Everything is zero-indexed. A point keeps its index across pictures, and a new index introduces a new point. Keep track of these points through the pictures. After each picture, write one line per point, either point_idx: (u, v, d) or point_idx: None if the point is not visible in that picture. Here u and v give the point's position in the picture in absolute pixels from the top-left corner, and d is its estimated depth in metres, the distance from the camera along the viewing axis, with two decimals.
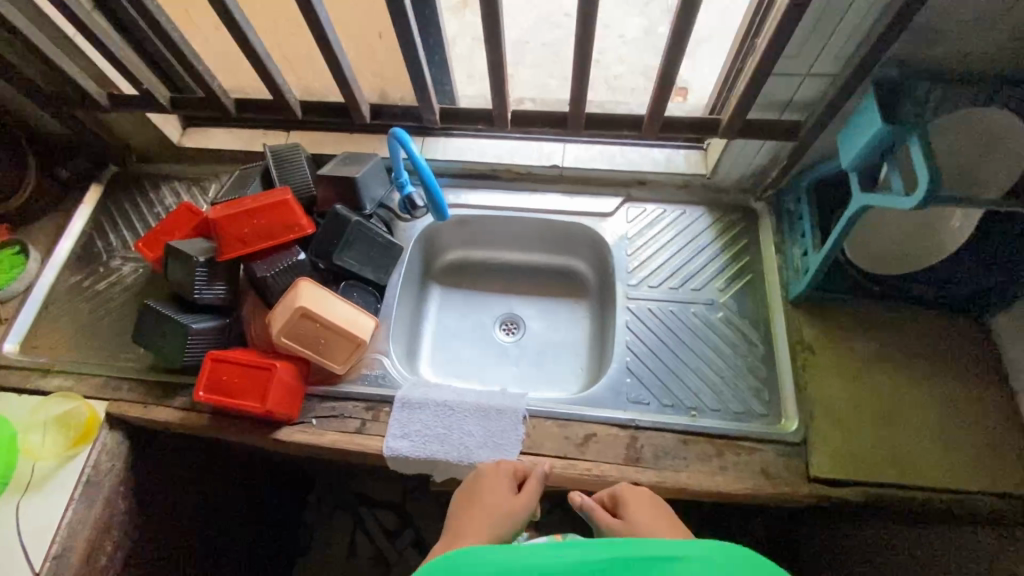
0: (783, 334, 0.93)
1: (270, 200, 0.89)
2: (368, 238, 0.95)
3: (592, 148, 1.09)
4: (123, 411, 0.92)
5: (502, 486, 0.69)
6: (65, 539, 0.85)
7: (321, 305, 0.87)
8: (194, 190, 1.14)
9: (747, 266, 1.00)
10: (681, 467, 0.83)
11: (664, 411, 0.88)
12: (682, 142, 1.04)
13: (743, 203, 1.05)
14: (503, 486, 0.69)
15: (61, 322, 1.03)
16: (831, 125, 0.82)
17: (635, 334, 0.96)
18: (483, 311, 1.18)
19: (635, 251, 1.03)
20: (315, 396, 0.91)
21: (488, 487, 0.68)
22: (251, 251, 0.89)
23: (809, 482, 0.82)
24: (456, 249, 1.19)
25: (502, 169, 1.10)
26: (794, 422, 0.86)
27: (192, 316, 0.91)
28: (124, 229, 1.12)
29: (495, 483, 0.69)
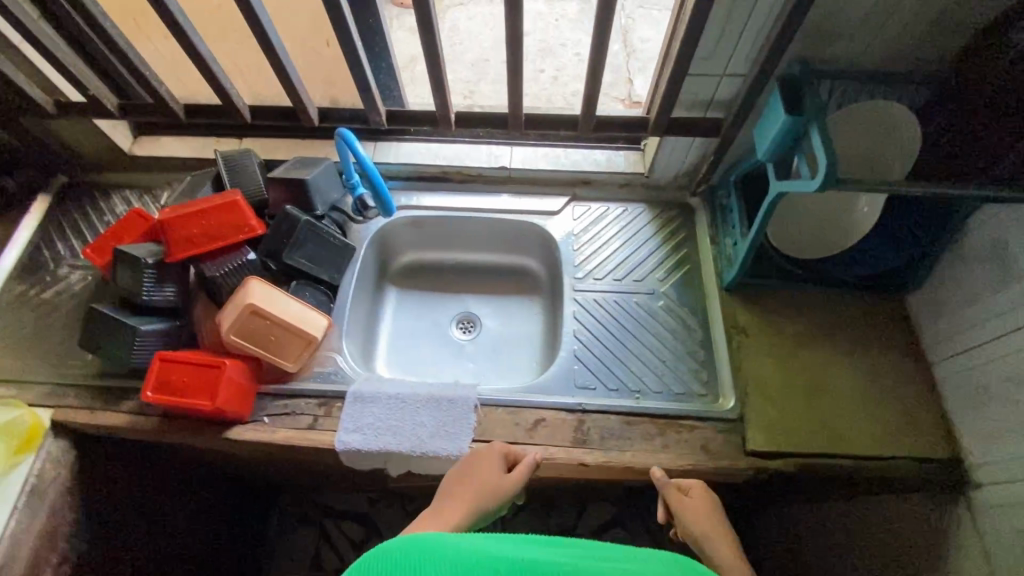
0: (719, 319, 0.98)
1: (220, 201, 0.90)
2: (319, 239, 0.97)
3: (538, 149, 1.14)
4: (69, 417, 0.91)
5: (494, 465, 0.75)
6: (7, 549, 0.84)
7: (272, 302, 0.89)
8: (146, 198, 1.15)
9: (686, 257, 1.06)
10: (624, 447, 0.87)
11: (609, 395, 0.92)
12: (621, 142, 1.10)
13: (681, 199, 1.12)
14: (496, 465, 0.76)
15: (5, 331, 1.01)
16: (749, 121, 0.89)
17: (581, 323, 1.00)
18: (439, 311, 1.20)
19: (581, 246, 1.08)
20: (268, 394, 0.92)
21: (479, 468, 0.74)
22: (201, 252, 0.90)
23: (745, 455, 0.87)
24: (411, 251, 1.22)
25: (453, 171, 1.13)
26: (730, 399, 0.91)
27: (140, 318, 0.91)
28: (73, 238, 1.11)
29: (489, 465, 0.75)
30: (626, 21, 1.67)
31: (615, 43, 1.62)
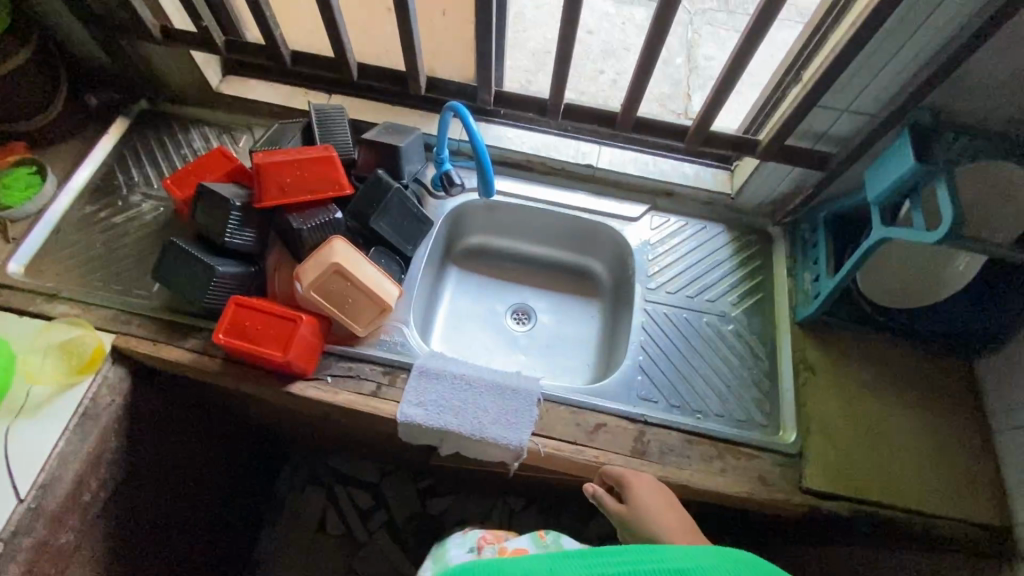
0: (788, 352, 0.98)
1: (315, 155, 0.90)
2: (403, 208, 0.97)
3: (627, 152, 1.13)
4: (132, 346, 0.90)
5: None
6: (54, 468, 0.82)
7: (353, 263, 0.88)
8: (225, 138, 1.13)
9: (759, 285, 1.05)
10: (683, 465, 0.86)
11: (671, 410, 0.91)
12: (713, 160, 1.09)
13: (761, 226, 1.11)
14: None
15: (72, 249, 1.00)
16: (862, 160, 0.88)
17: (648, 334, 0.99)
18: (496, 298, 1.20)
19: (656, 257, 1.07)
20: (333, 354, 0.91)
21: None
22: (289, 203, 0.89)
23: (801, 492, 0.87)
24: (478, 234, 1.21)
25: (537, 161, 1.12)
26: (792, 433, 0.91)
27: (218, 260, 0.90)
28: (148, 166, 1.09)
29: None
30: (692, 35, 1.50)
31: (680, 56, 1.48)
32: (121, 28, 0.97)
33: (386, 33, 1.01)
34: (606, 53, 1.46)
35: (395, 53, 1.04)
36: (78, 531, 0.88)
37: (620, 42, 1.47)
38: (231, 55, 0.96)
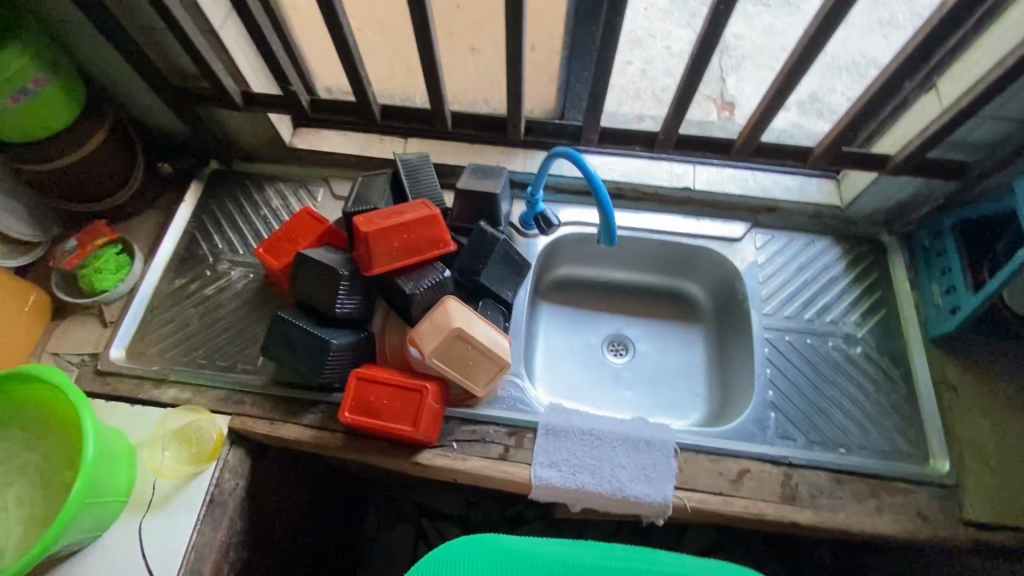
0: (926, 371, 0.92)
1: (420, 214, 0.86)
2: (507, 257, 0.92)
3: (723, 170, 1.07)
4: (248, 426, 0.88)
5: None
6: (194, 562, 0.81)
7: (472, 326, 0.84)
8: (302, 193, 1.09)
9: (881, 300, 0.99)
10: (837, 508, 0.82)
11: (813, 447, 0.87)
12: (818, 170, 1.03)
13: (872, 235, 1.05)
14: None
15: (169, 326, 0.98)
16: (1008, 169, 0.82)
17: (774, 366, 0.94)
18: (591, 330, 1.15)
19: (766, 279, 1.02)
20: (454, 418, 0.88)
21: None
22: (399, 267, 0.85)
23: (964, 526, 0.82)
24: (566, 266, 1.16)
25: (629, 189, 1.07)
26: (945, 462, 0.86)
27: (330, 331, 0.86)
28: (230, 231, 1.07)
29: None
30: None
31: None
32: (202, 98, 0.94)
33: (470, 74, 0.96)
34: (632, 41, 1.25)
35: (479, 92, 0.99)
36: None
37: (645, 28, 1.24)
38: (316, 116, 0.93)
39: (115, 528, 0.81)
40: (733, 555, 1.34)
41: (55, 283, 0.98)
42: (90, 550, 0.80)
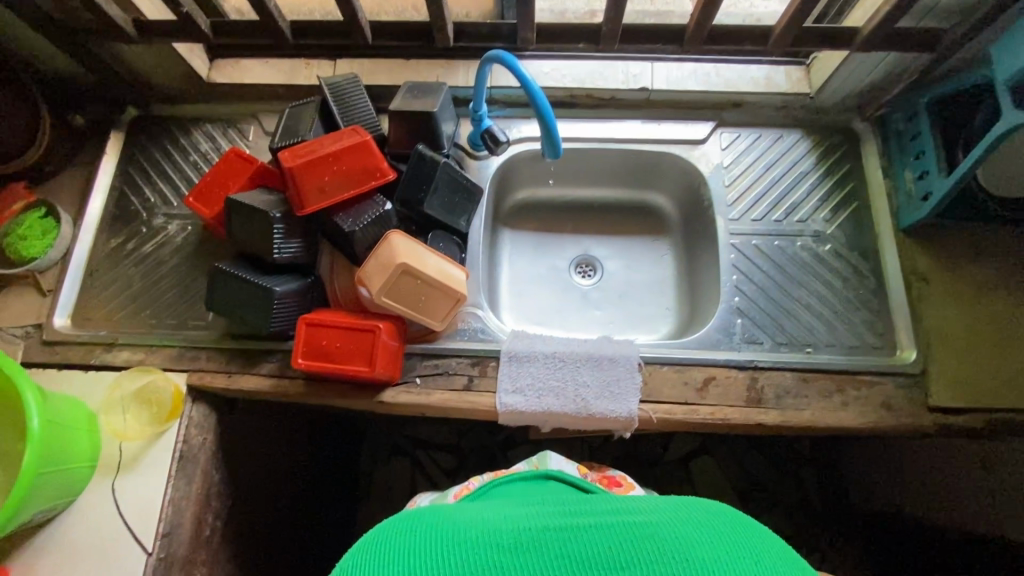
0: (896, 262, 0.89)
1: (349, 143, 0.79)
2: (452, 182, 0.86)
3: (683, 65, 0.98)
4: (207, 381, 0.86)
5: None
6: (172, 516, 0.82)
7: (418, 258, 0.79)
8: (232, 133, 1.01)
9: (852, 193, 0.95)
10: (803, 405, 0.82)
11: (780, 349, 0.86)
12: (785, 55, 0.95)
13: (844, 123, 0.98)
14: None
15: (111, 289, 0.93)
16: (987, 32, 0.74)
17: (741, 272, 0.91)
18: (556, 253, 1.11)
19: (733, 181, 0.96)
20: (416, 354, 0.86)
21: None
22: (334, 203, 0.80)
23: (929, 411, 0.82)
24: (525, 188, 1.10)
25: (583, 95, 0.98)
26: (912, 351, 0.85)
27: (273, 279, 0.82)
28: (161, 182, 0.99)
29: None
30: None
31: None
32: (93, 33, 0.84)
33: None
34: None
35: None
36: (209, 564, 0.90)
37: None
38: (222, 40, 0.84)
39: (87, 493, 0.82)
40: (719, 458, 1.38)
41: None
42: (66, 516, 0.81)
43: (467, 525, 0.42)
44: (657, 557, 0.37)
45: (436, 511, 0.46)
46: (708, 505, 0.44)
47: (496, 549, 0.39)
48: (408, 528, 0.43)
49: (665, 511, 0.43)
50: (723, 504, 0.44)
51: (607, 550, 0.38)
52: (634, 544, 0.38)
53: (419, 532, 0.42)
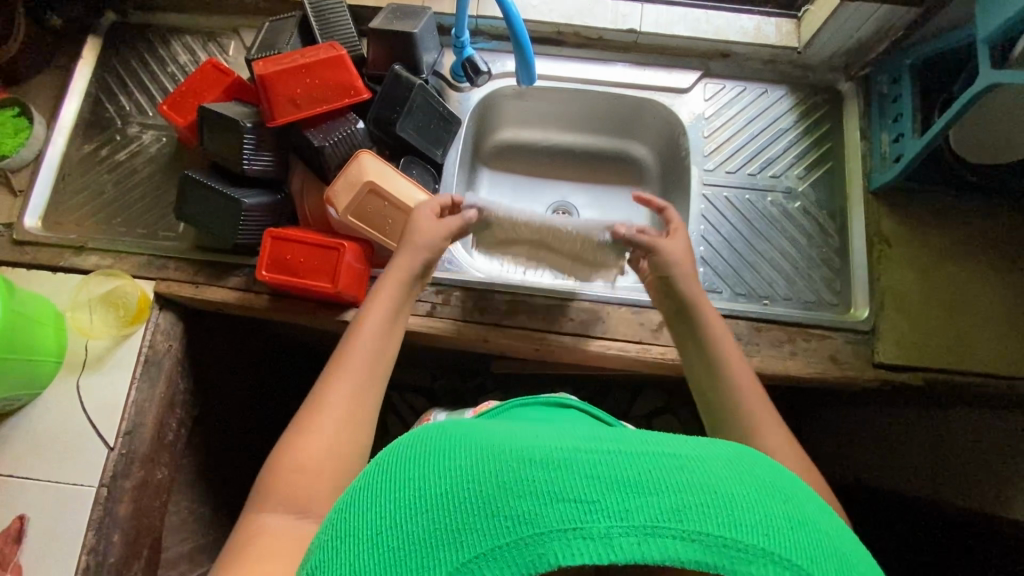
0: (861, 224, 0.91)
1: (323, 57, 0.78)
2: (428, 107, 0.86)
3: (673, 9, 0.96)
4: (174, 290, 0.87)
5: None
6: (135, 416, 0.84)
7: (387, 180, 0.80)
8: (212, 47, 0.99)
9: (828, 153, 0.95)
10: (752, 352, 0.84)
11: (737, 299, 0.88)
12: (776, 6, 0.93)
13: (829, 83, 0.98)
14: None
15: (83, 194, 0.94)
16: None
17: (709, 223, 0.92)
18: (534, 199, 1.11)
19: (712, 132, 0.96)
20: (381, 279, 0.88)
21: None
22: (305, 118, 0.79)
23: (873, 367, 0.85)
24: (507, 128, 1.09)
25: (570, 33, 0.97)
26: (865, 310, 0.87)
27: (242, 191, 0.83)
28: (136, 91, 0.98)
29: None
30: None
31: None
32: None
33: None
34: None
35: None
36: (171, 467, 0.93)
37: None
38: None
39: (53, 387, 0.84)
40: (681, 416, 1.41)
41: None
42: (31, 407, 0.83)
43: (488, 440, 0.40)
44: (686, 486, 0.36)
45: (459, 426, 0.44)
46: (749, 458, 0.41)
47: (511, 464, 0.37)
48: (427, 448, 0.42)
49: (697, 445, 0.40)
50: (755, 452, 0.43)
51: (632, 475, 0.36)
52: (665, 472, 0.36)
53: (438, 453, 0.41)
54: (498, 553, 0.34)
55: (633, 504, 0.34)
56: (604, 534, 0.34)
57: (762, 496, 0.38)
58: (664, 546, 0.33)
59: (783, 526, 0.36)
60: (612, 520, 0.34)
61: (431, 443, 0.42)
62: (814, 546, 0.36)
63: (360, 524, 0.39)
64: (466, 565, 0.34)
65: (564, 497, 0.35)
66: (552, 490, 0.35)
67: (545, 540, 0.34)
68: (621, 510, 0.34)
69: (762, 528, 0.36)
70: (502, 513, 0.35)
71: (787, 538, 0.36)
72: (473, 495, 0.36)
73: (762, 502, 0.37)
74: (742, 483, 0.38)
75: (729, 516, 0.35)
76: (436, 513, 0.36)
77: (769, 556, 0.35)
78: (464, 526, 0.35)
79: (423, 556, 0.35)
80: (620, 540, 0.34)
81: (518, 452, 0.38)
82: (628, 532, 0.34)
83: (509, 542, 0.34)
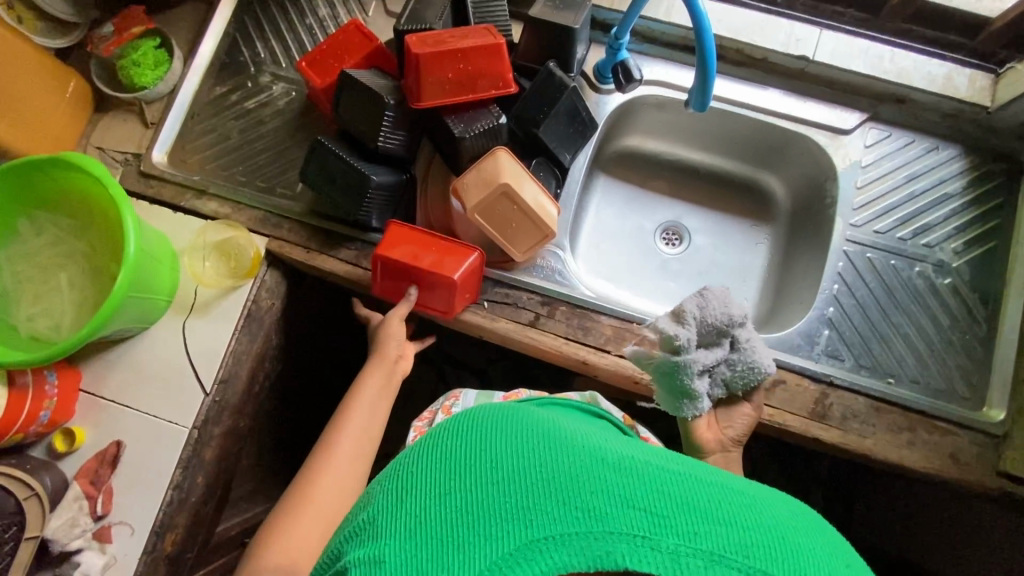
0: (1014, 317, 0.82)
1: (480, 42, 0.74)
2: (573, 111, 0.81)
3: (855, 41, 0.87)
4: (284, 251, 0.87)
5: None
6: (232, 366, 0.86)
7: (521, 184, 0.77)
8: (353, 5, 0.97)
9: (995, 230, 0.86)
10: (866, 433, 0.78)
11: (859, 371, 0.81)
12: (977, 55, 0.83)
13: (1013, 150, 0.87)
14: None
15: (210, 137, 0.94)
16: None
17: (844, 283, 0.85)
18: (646, 214, 1.05)
19: (868, 183, 0.88)
20: (489, 279, 0.85)
21: None
22: (449, 103, 0.76)
23: (995, 475, 0.77)
24: (634, 136, 1.03)
25: (733, 47, 0.89)
26: (1000, 412, 0.79)
27: (371, 167, 0.81)
28: (273, 39, 0.97)
29: None
30: None
31: None
32: None
33: None
34: None
35: None
36: (252, 416, 0.95)
37: None
38: None
39: (163, 325, 0.86)
40: None
41: (95, 72, 0.93)
42: (139, 339, 0.86)
43: (565, 436, 0.45)
44: (749, 525, 0.38)
45: (528, 418, 0.48)
46: (803, 506, 0.44)
47: (584, 465, 0.41)
48: (501, 429, 0.46)
49: (751, 487, 0.43)
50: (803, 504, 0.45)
51: (698, 499, 0.39)
52: (723, 505, 0.39)
53: (511, 437, 0.45)
54: (571, 541, 0.37)
55: (697, 530, 0.38)
56: (672, 550, 0.37)
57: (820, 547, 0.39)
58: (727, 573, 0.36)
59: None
60: (679, 538, 0.37)
61: (506, 425, 0.46)
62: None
63: (431, 483, 0.43)
64: (535, 543, 0.37)
65: (637, 504, 0.38)
66: (624, 496, 0.39)
67: (614, 539, 0.37)
68: (687, 532, 0.37)
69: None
70: (577, 504, 0.38)
71: None
72: (552, 485, 0.40)
73: (814, 550, 0.39)
74: (794, 526, 0.40)
75: (780, 556, 0.37)
76: (515, 493, 0.40)
77: None
78: (541, 509, 0.39)
79: (496, 527, 0.38)
80: (686, 559, 0.36)
81: (590, 457, 0.42)
82: (690, 555, 0.36)
83: (582, 533, 0.37)
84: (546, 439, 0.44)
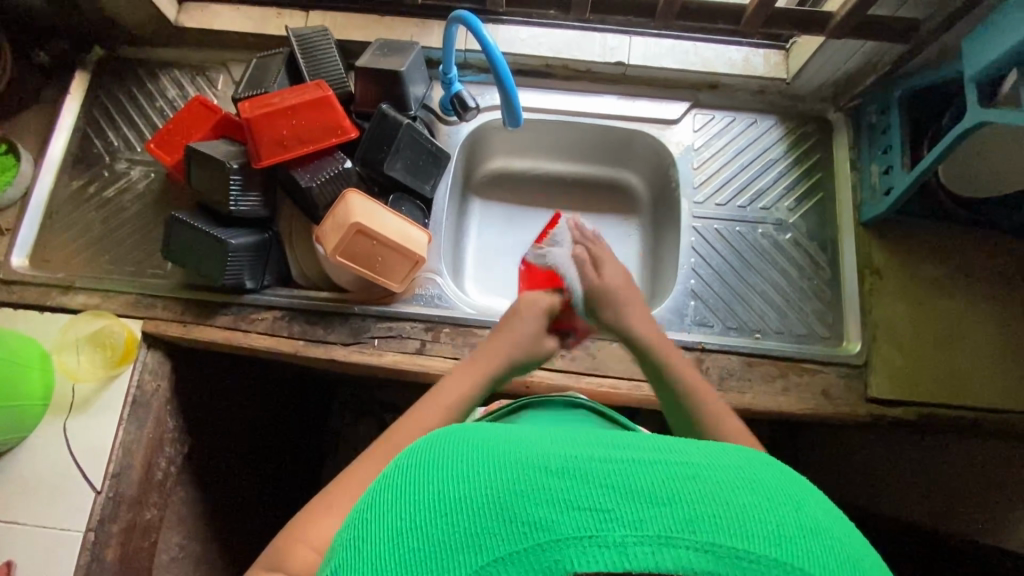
0: (851, 256, 0.90)
1: (308, 97, 0.79)
2: (416, 145, 0.85)
3: (661, 42, 0.97)
4: (161, 329, 0.87)
5: None
6: (122, 458, 0.83)
7: (373, 219, 0.80)
8: (201, 81, 1.00)
9: (819, 183, 0.95)
10: (745, 388, 0.83)
11: (728, 333, 0.87)
12: (763, 37, 0.94)
13: (819, 112, 0.98)
14: None
15: (72, 232, 0.93)
16: (959, 25, 0.75)
17: (699, 256, 0.92)
18: (526, 227, 1.10)
19: (702, 163, 0.96)
20: (371, 315, 0.87)
21: None
22: (292, 157, 0.80)
23: (866, 403, 0.84)
24: (497, 158, 1.09)
25: (559, 65, 0.97)
26: (858, 343, 0.86)
27: (229, 232, 0.82)
28: (126, 126, 0.98)
29: None
30: None
31: None
32: None
33: None
34: None
35: None
36: (160, 505, 0.92)
37: None
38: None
39: (40, 432, 0.83)
40: None
41: None
42: (16, 451, 0.82)
43: (502, 438, 0.37)
44: (701, 494, 0.32)
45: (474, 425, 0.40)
46: (764, 458, 0.37)
47: (518, 470, 0.34)
48: (439, 445, 0.38)
49: (711, 450, 0.37)
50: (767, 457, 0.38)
51: (645, 480, 0.32)
52: (676, 482, 0.33)
53: (444, 456, 0.36)
54: (515, 559, 0.31)
55: (643, 516, 0.31)
56: (619, 542, 0.31)
57: (776, 506, 0.33)
58: (677, 556, 0.30)
59: (791, 534, 0.32)
60: (626, 528, 0.31)
61: (440, 443, 0.38)
62: (834, 555, 0.32)
63: (366, 523, 0.36)
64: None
65: (580, 504, 0.32)
66: (567, 498, 0.32)
67: (561, 546, 0.31)
68: (635, 519, 0.31)
69: (773, 538, 0.31)
70: (516, 519, 0.32)
71: (802, 549, 0.31)
72: (487, 503, 0.33)
73: (775, 509, 0.33)
74: (757, 491, 0.33)
75: (742, 527, 0.31)
76: (452, 514, 0.33)
77: (782, 567, 0.31)
78: (480, 530, 0.32)
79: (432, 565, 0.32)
80: (634, 550, 0.31)
81: (527, 458, 0.34)
82: (639, 543, 0.31)
83: (527, 547, 0.31)
84: (481, 445, 0.37)
